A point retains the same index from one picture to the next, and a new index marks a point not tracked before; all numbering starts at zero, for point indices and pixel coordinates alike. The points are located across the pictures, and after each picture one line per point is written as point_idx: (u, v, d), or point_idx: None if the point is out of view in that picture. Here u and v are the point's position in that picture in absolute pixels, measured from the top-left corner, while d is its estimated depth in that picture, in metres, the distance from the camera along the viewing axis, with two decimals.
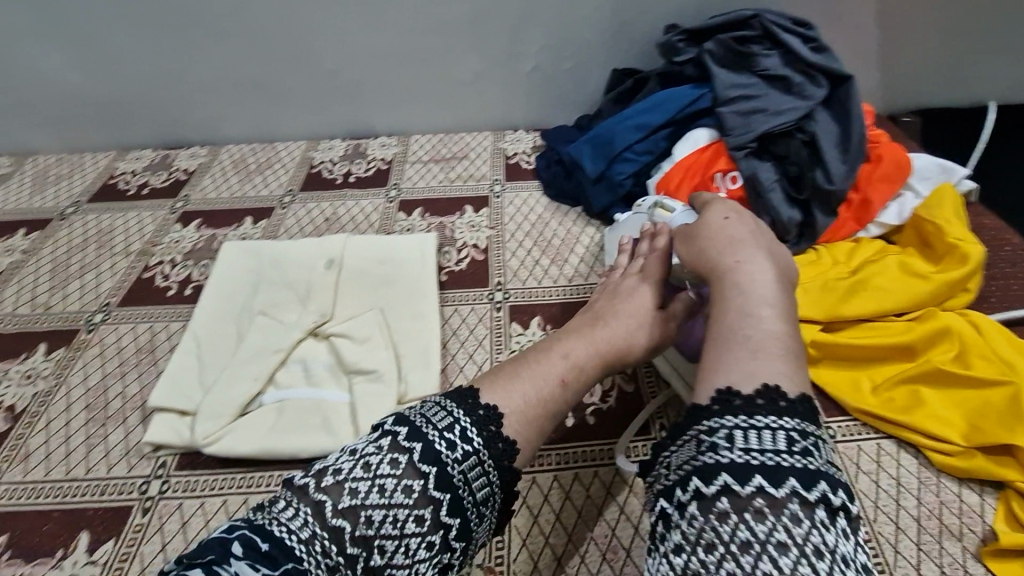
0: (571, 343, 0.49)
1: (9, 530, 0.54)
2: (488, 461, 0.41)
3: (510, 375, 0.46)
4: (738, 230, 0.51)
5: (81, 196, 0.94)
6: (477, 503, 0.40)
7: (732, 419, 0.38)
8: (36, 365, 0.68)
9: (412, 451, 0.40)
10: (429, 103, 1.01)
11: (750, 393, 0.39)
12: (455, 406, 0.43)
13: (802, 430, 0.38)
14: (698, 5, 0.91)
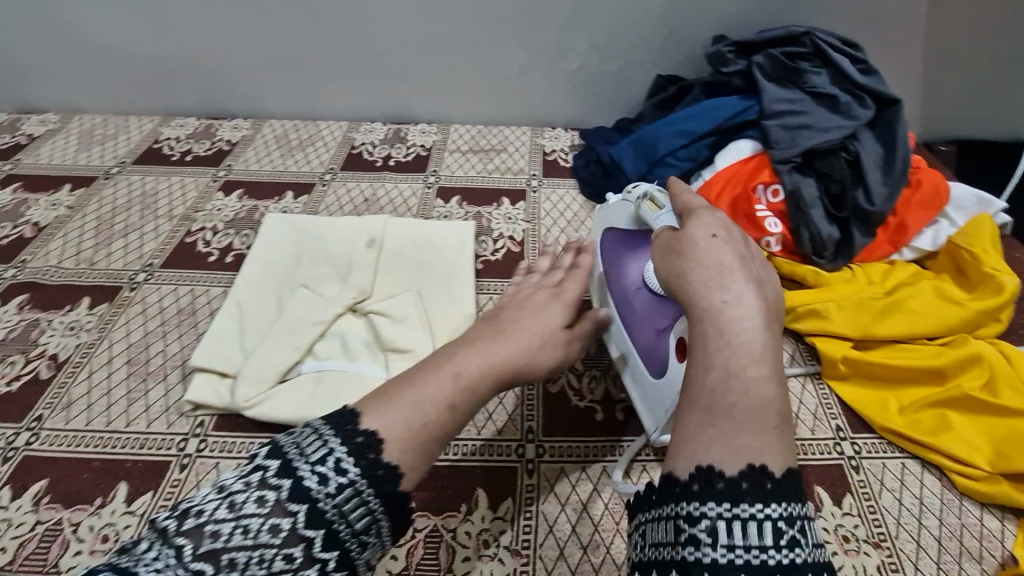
0: (464, 360, 0.46)
1: (49, 475, 0.55)
2: (364, 488, 0.39)
3: (388, 395, 0.43)
4: (723, 252, 0.43)
5: (125, 157, 0.96)
6: (357, 533, 0.38)
7: (713, 506, 0.34)
8: (79, 317, 0.69)
9: (281, 487, 0.38)
10: (472, 93, 1.02)
11: (736, 477, 0.35)
12: (331, 435, 0.40)
13: (792, 515, 0.33)
14: (747, 18, 0.91)
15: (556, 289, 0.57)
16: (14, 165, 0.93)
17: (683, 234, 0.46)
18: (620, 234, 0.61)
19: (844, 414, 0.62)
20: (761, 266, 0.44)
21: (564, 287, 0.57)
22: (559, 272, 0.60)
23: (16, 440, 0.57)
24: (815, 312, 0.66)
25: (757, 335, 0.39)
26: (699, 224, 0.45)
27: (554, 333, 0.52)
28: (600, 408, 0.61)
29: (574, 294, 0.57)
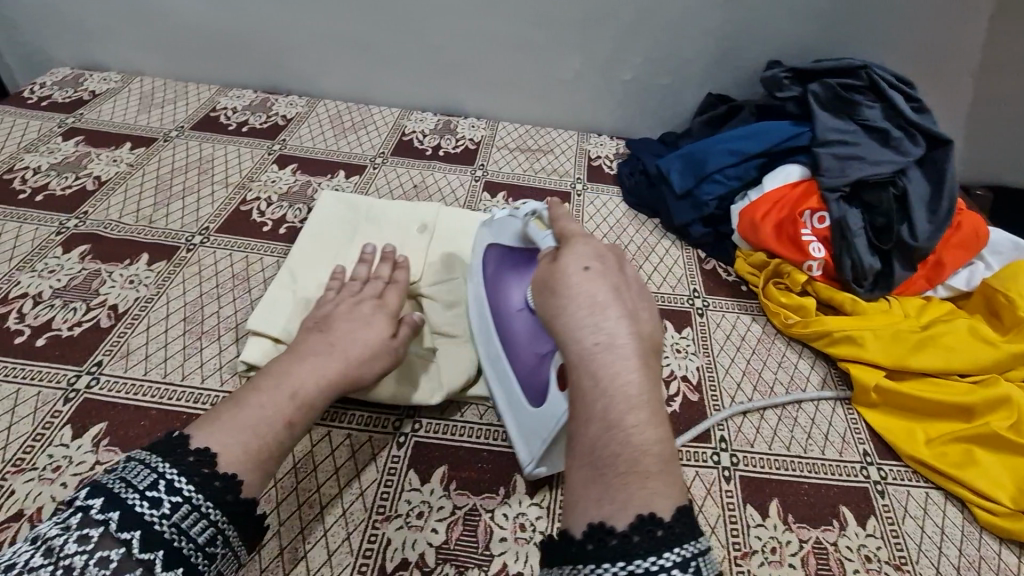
0: (294, 381, 0.52)
1: (107, 419, 0.57)
2: (201, 504, 0.44)
3: (227, 419, 0.48)
4: (597, 288, 0.45)
5: (184, 122, 0.99)
6: (201, 546, 0.43)
7: (611, 565, 0.35)
8: (138, 272, 0.72)
9: (108, 521, 0.40)
10: (524, 93, 1.04)
11: (625, 531, 0.36)
12: (157, 463, 0.44)
13: (686, 559, 0.35)
14: (803, 47, 0.93)
15: (379, 301, 0.62)
16: (77, 119, 0.96)
17: (559, 269, 0.47)
18: (500, 254, 0.63)
19: (872, 439, 0.63)
20: (638, 299, 0.46)
21: (386, 298, 0.63)
22: (375, 282, 0.65)
23: (77, 381, 0.59)
24: (850, 339, 0.68)
25: (629, 377, 0.41)
26: (572, 258, 0.47)
27: (384, 345, 0.58)
28: None
29: (395, 305, 0.63)
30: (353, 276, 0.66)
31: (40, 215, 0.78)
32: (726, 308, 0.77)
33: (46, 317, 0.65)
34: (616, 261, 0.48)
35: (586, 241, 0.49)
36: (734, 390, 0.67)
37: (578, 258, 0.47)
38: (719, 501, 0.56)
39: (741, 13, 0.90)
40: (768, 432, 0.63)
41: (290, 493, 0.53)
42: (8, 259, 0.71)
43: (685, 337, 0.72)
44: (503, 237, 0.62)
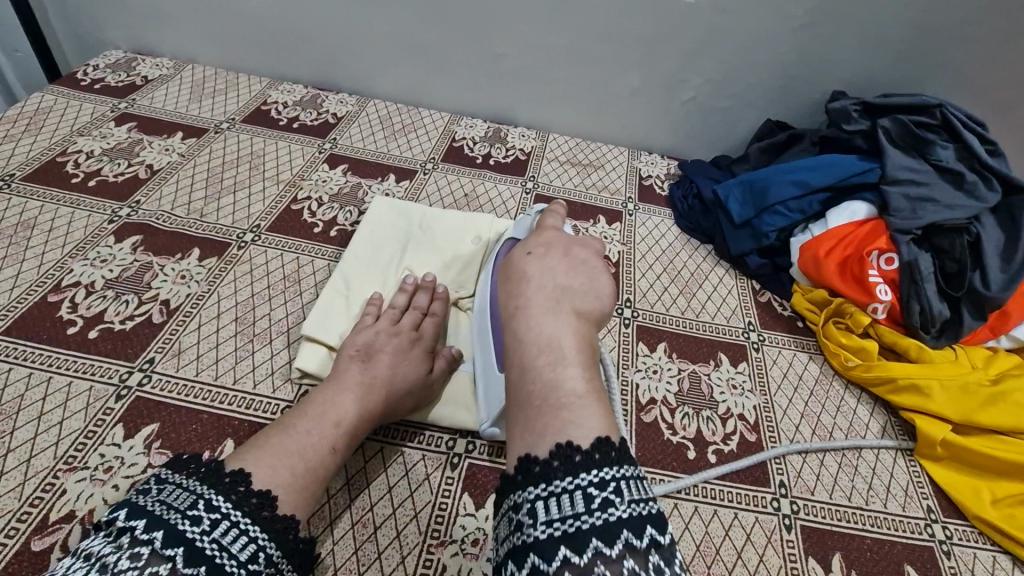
0: (339, 411, 0.53)
1: (159, 420, 0.56)
2: (241, 520, 0.43)
3: (268, 443, 0.49)
4: (530, 266, 0.54)
5: (235, 114, 0.98)
6: (244, 564, 0.41)
7: (533, 490, 0.38)
8: (190, 267, 0.71)
9: (153, 540, 0.39)
10: (578, 107, 1.03)
11: (544, 458, 0.39)
12: (198, 487, 0.44)
13: (601, 481, 0.37)
14: (870, 80, 0.91)
15: (416, 333, 0.63)
16: (129, 104, 0.95)
17: (510, 258, 0.58)
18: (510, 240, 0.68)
19: (935, 495, 0.61)
20: (572, 278, 0.54)
21: (423, 330, 0.64)
22: (413, 312, 0.65)
23: (128, 378, 0.59)
24: (914, 388, 0.65)
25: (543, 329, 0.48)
26: (519, 250, 0.58)
27: (422, 381, 0.59)
28: (691, 446, 0.62)
29: (432, 337, 0.64)
30: (391, 304, 0.65)
31: (92, 201, 0.77)
32: (783, 344, 0.75)
33: (98, 309, 0.64)
34: (561, 249, 0.57)
35: (542, 233, 0.59)
36: (793, 431, 0.65)
37: (524, 249, 0.57)
38: (780, 551, 0.55)
39: (811, 42, 0.88)
40: (828, 480, 0.61)
41: (343, 512, 0.52)
42: (61, 245, 0.70)
43: (741, 372, 0.70)
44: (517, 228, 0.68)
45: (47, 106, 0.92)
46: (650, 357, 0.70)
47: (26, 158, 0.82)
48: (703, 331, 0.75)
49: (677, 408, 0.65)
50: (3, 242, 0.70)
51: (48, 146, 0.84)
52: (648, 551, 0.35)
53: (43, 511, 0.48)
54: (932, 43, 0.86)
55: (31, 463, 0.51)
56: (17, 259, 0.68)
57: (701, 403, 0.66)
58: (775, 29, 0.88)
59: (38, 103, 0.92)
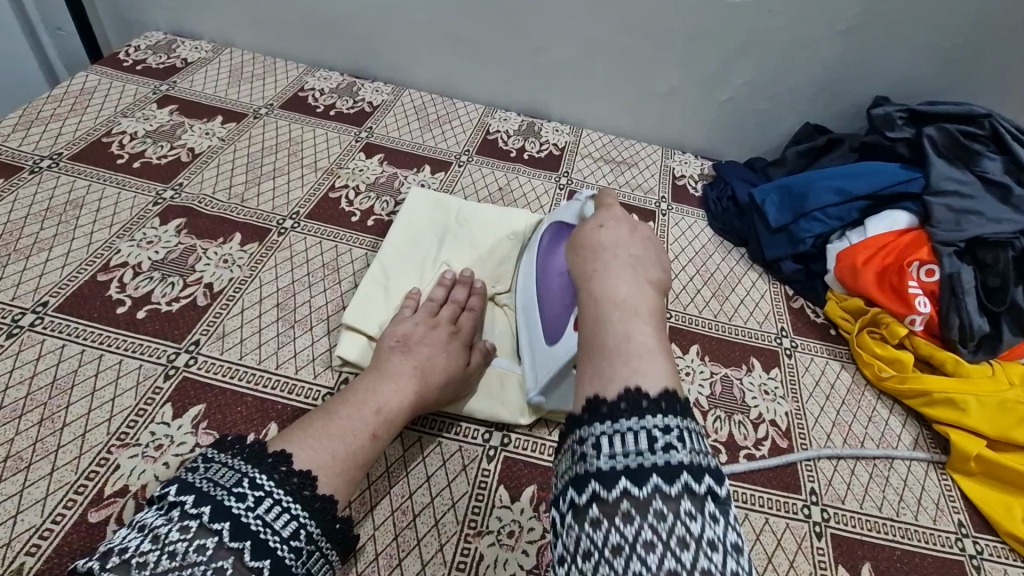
0: (382, 397, 0.54)
1: (206, 401, 0.57)
2: (284, 499, 0.44)
3: (310, 426, 0.50)
4: (603, 237, 0.53)
5: (273, 100, 0.98)
6: (286, 540, 0.42)
7: (598, 426, 0.37)
8: (232, 252, 0.72)
9: (201, 514, 0.41)
10: (614, 103, 1.02)
11: (612, 398, 0.38)
12: (245, 465, 0.45)
13: (666, 425, 0.36)
14: (915, 87, 0.89)
15: (455, 327, 0.64)
16: (171, 87, 0.96)
17: (578, 232, 0.57)
18: (557, 226, 0.67)
19: (967, 510, 0.61)
20: (642, 249, 0.52)
21: (461, 324, 0.64)
22: (452, 306, 0.66)
23: (176, 359, 0.60)
24: (950, 402, 0.65)
25: (616, 290, 0.46)
26: (589, 223, 0.57)
27: (461, 373, 0.60)
28: (723, 450, 0.62)
29: (470, 332, 0.64)
30: (430, 297, 0.66)
31: (137, 183, 0.78)
32: (815, 351, 0.75)
33: (145, 289, 0.66)
34: (630, 222, 0.56)
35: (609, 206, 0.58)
36: (824, 439, 0.65)
37: (595, 221, 0.56)
38: (810, 558, 0.56)
39: (858, 46, 0.87)
40: (859, 489, 0.62)
41: (383, 498, 0.54)
42: (108, 225, 0.72)
43: (773, 378, 0.70)
44: (564, 211, 0.68)
45: (91, 86, 0.93)
46: (682, 359, 0.71)
47: (72, 137, 0.83)
48: (735, 335, 0.75)
49: (708, 411, 0.66)
50: (53, 220, 0.71)
51: (93, 127, 0.86)
52: (705, 498, 0.34)
53: (98, 485, 0.50)
54: (983, 51, 0.84)
55: (85, 437, 0.53)
56: (67, 237, 0.70)
57: (733, 408, 0.66)
58: (823, 31, 0.87)
59: (83, 83, 0.94)
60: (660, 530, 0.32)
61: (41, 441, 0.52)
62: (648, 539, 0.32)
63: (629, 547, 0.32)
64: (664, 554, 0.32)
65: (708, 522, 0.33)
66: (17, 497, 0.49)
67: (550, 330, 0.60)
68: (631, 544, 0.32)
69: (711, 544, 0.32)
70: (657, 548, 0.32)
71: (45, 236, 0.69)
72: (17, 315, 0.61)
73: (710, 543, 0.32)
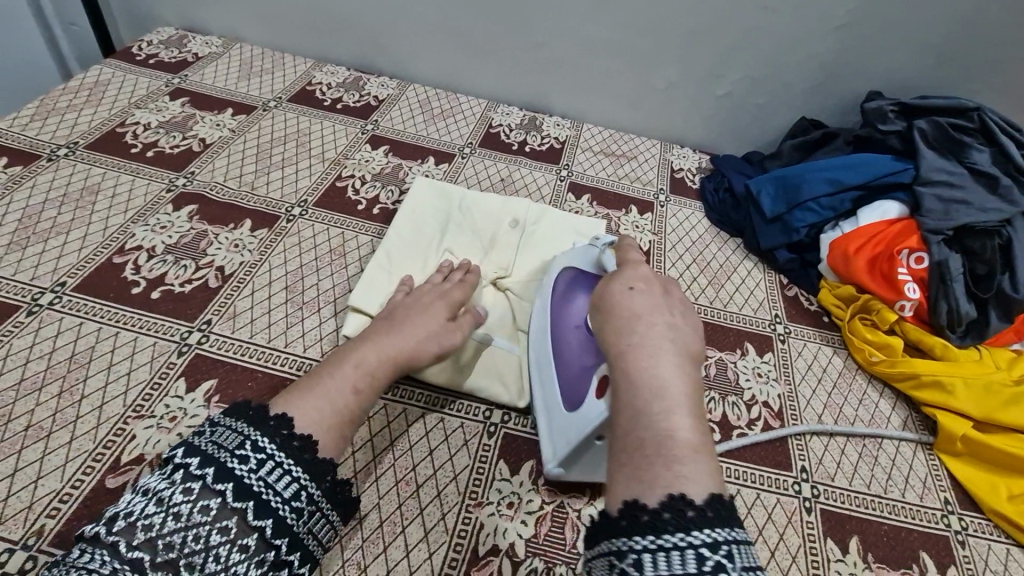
0: (364, 355, 0.55)
1: (217, 377, 0.60)
2: (284, 461, 0.45)
3: (303, 389, 0.51)
4: (636, 302, 0.49)
5: (281, 93, 1.01)
6: (288, 501, 0.44)
7: (641, 540, 0.37)
8: (242, 237, 0.74)
9: (205, 476, 0.42)
10: (614, 99, 1.04)
11: (656, 511, 0.37)
12: (248, 428, 0.46)
13: (713, 543, 0.36)
14: (908, 82, 0.91)
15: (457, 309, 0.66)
16: (182, 80, 0.99)
17: (606, 290, 0.52)
18: (574, 274, 0.65)
19: (953, 488, 0.63)
20: (676, 318, 0.49)
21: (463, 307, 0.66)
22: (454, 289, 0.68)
23: (188, 337, 0.63)
24: (937, 384, 0.67)
25: (658, 372, 0.43)
26: (617, 282, 0.52)
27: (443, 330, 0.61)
28: (716, 429, 0.65)
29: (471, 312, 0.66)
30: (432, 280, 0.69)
31: (150, 171, 0.81)
32: (808, 337, 0.77)
33: (159, 272, 0.68)
34: (661, 285, 0.52)
35: (632, 265, 0.55)
36: (816, 420, 0.68)
37: (623, 281, 0.52)
38: (800, 531, 0.58)
39: (851, 42, 0.89)
40: (849, 468, 0.64)
41: (387, 470, 0.56)
42: (123, 211, 0.74)
43: (766, 361, 0.73)
44: (581, 260, 0.64)
45: (105, 78, 0.96)
46: None
47: (88, 127, 0.86)
48: (730, 322, 0.77)
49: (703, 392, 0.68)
50: (70, 206, 0.74)
51: (108, 117, 0.88)
52: None
53: (115, 453, 0.53)
54: (973, 46, 0.86)
55: (103, 409, 0.55)
56: (83, 222, 0.72)
57: (727, 390, 0.69)
58: (817, 27, 0.89)
59: (97, 76, 0.96)
60: None
61: (60, 412, 0.54)
62: None
63: None
64: None
65: None
66: (38, 463, 0.51)
67: (571, 399, 0.56)
68: None
69: None
70: None
71: (62, 221, 0.72)
72: (37, 294, 0.64)
73: None
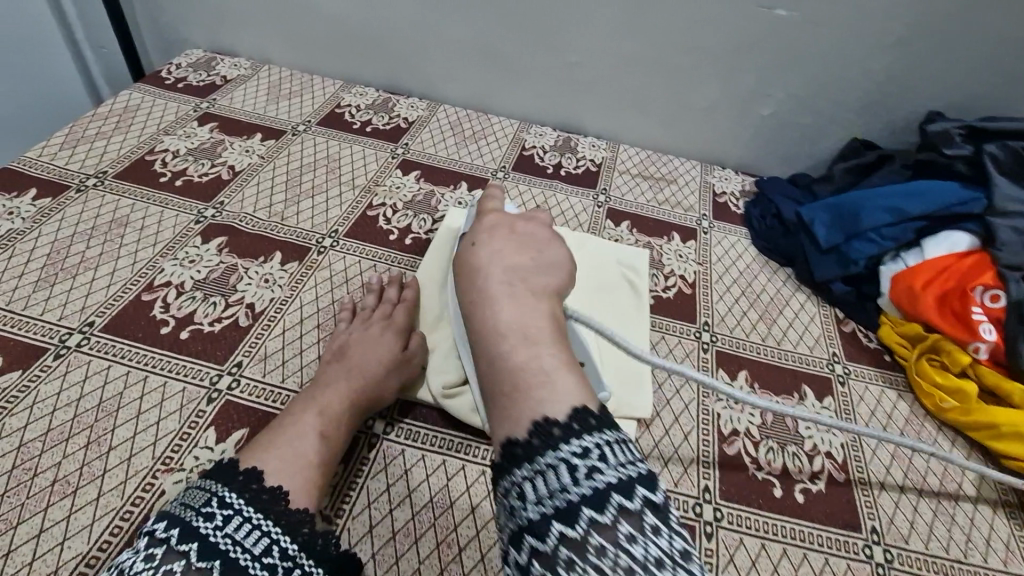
0: (323, 398, 0.55)
1: (249, 425, 0.57)
2: (254, 517, 0.44)
3: (268, 442, 0.51)
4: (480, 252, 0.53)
5: (310, 117, 0.99)
6: (258, 557, 0.42)
7: (518, 471, 0.36)
8: (272, 271, 0.72)
9: (169, 538, 0.41)
10: (651, 119, 1.00)
11: (525, 439, 0.37)
12: (213, 486, 0.45)
13: (583, 445, 0.36)
14: (972, 102, 0.86)
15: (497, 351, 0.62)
16: (211, 104, 0.97)
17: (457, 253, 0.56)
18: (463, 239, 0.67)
19: None
20: (524, 258, 0.53)
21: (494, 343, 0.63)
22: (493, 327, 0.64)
23: (218, 381, 0.60)
24: (1020, 436, 0.61)
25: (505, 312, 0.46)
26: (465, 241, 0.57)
27: (398, 359, 0.61)
28: (778, 484, 0.60)
29: None
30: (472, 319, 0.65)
31: (179, 202, 0.79)
32: (870, 379, 0.71)
33: (189, 310, 0.66)
34: (505, 231, 0.56)
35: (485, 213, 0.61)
36: (884, 474, 0.62)
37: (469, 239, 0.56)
38: None
39: (909, 60, 0.84)
40: (923, 528, 0.58)
41: (428, 530, 0.52)
42: (151, 244, 0.73)
43: (827, 407, 0.67)
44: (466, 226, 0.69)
45: (135, 104, 0.95)
46: (730, 385, 0.68)
47: (118, 155, 0.85)
48: (785, 361, 0.72)
49: (761, 441, 0.63)
50: (99, 239, 0.72)
51: (137, 145, 0.87)
52: (643, 513, 0.33)
53: (143, 512, 0.50)
54: None
55: (131, 461, 0.53)
56: (112, 256, 0.70)
57: (787, 439, 0.63)
58: (872, 45, 0.84)
59: (127, 101, 0.95)
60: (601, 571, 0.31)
61: (87, 465, 0.52)
62: None
63: None
64: None
65: (651, 541, 0.33)
66: (64, 522, 0.48)
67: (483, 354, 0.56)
68: None
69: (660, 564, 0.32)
70: None
71: (91, 255, 0.70)
72: (64, 335, 0.61)
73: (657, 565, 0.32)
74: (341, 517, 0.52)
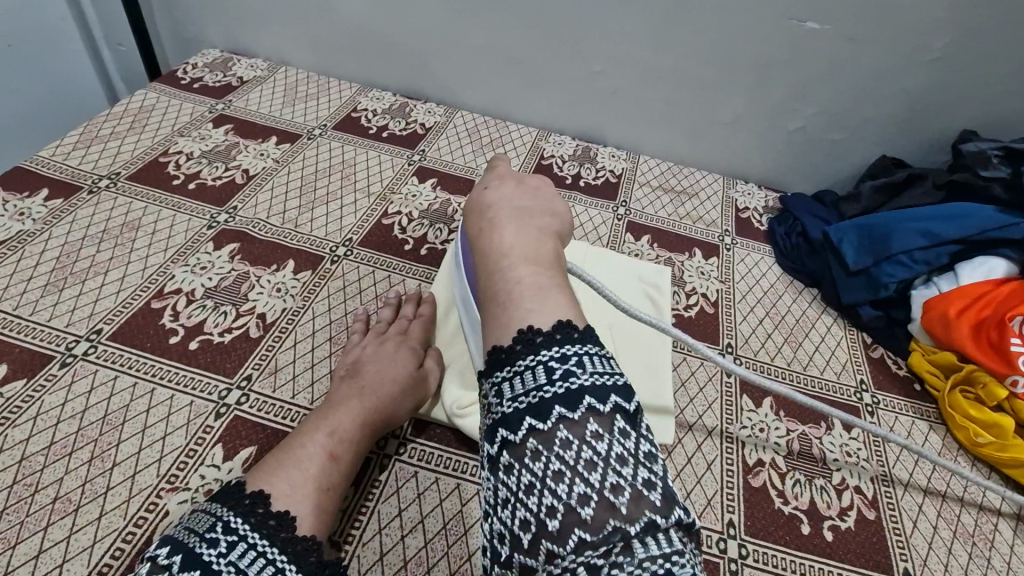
0: (333, 416, 0.53)
1: (258, 443, 0.55)
2: (259, 543, 0.41)
3: (274, 464, 0.48)
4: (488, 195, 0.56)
5: (327, 121, 0.97)
6: None
7: (499, 373, 0.40)
8: (285, 280, 0.70)
9: (171, 565, 0.37)
10: (673, 131, 0.98)
11: (509, 343, 0.41)
12: (217, 510, 0.42)
13: (561, 355, 0.39)
14: (1009, 122, 0.83)
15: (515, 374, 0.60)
16: (226, 105, 0.96)
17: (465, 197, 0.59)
18: None
19: None
20: (528, 202, 0.55)
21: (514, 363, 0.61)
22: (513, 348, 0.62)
23: (227, 396, 0.58)
24: None
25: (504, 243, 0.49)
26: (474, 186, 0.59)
27: (411, 378, 0.59)
28: (805, 520, 0.57)
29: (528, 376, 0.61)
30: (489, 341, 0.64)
31: (191, 206, 0.77)
32: (900, 409, 0.69)
33: (198, 319, 0.64)
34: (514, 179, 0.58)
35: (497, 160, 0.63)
36: (916, 512, 0.59)
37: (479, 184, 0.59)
38: None
39: (945, 77, 0.81)
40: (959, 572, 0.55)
41: (440, 559, 0.50)
42: (162, 249, 0.71)
43: (856, 439, 0.65)
44: None
45: (150, 104, 0.93)
46: (755, 413, 0.66)
47: (131, 156, 0.83)
48: (811, 388, 0.69)
49: (788, 473, 0.60)
50: (109, 243, 0.71)
51: (151, 146, 0.85)
52: (611, 415, 0.36)
53: (147, 532, 0.48)
54: None
55: (135, 479, 0.51)
56: (122, 261, 0.69)
57: (814, 472, 0.61)
58: (907, 61, 0.81)
59: (141, 101, 0.94)
60: (567, 459, 0.35)
61: (90, 482, 0.50)
62: (557, 470, 0.35)
63: (540, 481, 0.34)
64: (572, 481, 0.34)
65: (616, 439, 0.36)
66: (64, 543, 0.47)
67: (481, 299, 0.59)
68: (541, 480, 0.34)
69: (620, 458, 0.35)
70: (566, 476, 0.34)
71: (100, 259, 0.69)
72: (71, 342, 0.60)
73: (618, 458, 0.35)
74: (351, 544, 0.50)
